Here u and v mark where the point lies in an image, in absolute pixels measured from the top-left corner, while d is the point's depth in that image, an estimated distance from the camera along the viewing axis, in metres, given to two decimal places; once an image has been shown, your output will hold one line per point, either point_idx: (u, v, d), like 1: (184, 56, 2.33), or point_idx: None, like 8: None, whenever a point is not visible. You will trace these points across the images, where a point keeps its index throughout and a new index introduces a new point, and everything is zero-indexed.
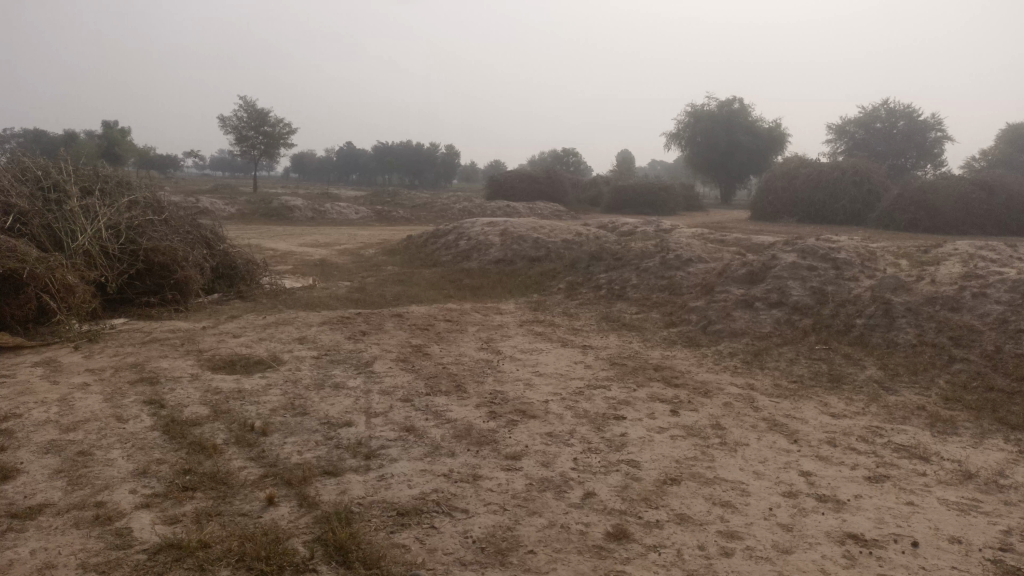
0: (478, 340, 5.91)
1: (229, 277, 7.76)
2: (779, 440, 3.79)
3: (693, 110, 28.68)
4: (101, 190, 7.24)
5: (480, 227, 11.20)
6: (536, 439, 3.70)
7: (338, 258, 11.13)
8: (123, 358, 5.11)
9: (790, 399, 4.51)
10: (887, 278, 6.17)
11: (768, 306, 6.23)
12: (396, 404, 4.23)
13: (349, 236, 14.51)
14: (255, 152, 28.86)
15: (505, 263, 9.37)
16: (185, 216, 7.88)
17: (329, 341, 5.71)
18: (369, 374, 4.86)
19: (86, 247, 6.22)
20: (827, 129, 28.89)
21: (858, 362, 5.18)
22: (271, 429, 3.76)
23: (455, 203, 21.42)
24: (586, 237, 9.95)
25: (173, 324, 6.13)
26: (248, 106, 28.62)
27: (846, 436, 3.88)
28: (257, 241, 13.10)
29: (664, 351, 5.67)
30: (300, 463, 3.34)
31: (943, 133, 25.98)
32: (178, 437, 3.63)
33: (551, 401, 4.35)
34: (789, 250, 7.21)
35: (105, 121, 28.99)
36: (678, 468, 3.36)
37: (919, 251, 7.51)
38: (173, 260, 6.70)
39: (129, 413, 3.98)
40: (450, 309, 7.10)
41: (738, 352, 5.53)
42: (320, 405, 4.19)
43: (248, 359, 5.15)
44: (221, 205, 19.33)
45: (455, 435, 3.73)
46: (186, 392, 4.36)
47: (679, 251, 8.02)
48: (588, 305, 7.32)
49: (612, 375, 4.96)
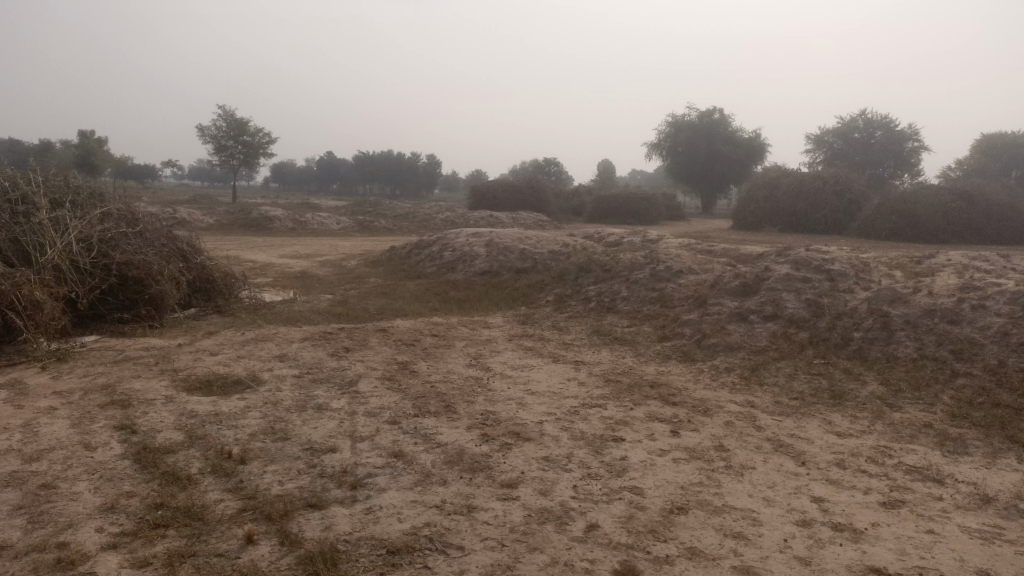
0: (466, 356, 5.71)
1: (207, 291, 7.50)
2: (786, 462, 3.61)
3: (674, 119, 28.73)
4: (72, 201, 6.96)
5: (464, 237, 11.01)
6: (532, 464, 3.50)
7: (319, 270, 10.88)
8: (93, 379, 4.84)
9: (793, 417, 4.35)
10: (884, 289, 6.04)
11: (763, 319, 6.08)
12: (382, 427, 4.01)
13: (331, 247, 14.26)
14: (234, 162, 28.49)
15: (491, 275, 9.19)
16: (160, 227, 7.61)
17: (311, 359, 5.47)
18: (354, 394, 4.63)
19: (55, 261, 5.94)
20: (806, 139, 29.01)
21: (859, 377, 5.03)
22: (250, 457, 3.53)
23: (437, 213, 21.23)
24: (573, 248, 9.79)
25: (148, 342, 5.86)
26: (228, 115, 28.25)
27: (854, 458, 3.72)
28: (235, 252, 12.82)
29: (659, 366, 5.49)
30: (282, 495, 3.12)
31: (920, 144, 26.18)
32: (150, 467, 3.39)
33: (546, 422, 4.15)
34: (781, 261, 7.07)
35: (81, 131, 28.49)
36: (683, 495, 3.18)
37: (912, 262, 7.40)
38: (148, 274, 6.44)
39: (98, 440, 3.73)
40: (436, 323, 6.89)
41: (735, 367, 5.37)
42: (302, 429, 3.96)
43: (226, 379, 4.90)
44: (199, 215, 19.02)
45: (447, 461, 3.52)
46: (159, 416, 4.11)
47: (669, 262, 7.87)
48: (577, 318, 7.13)
49: (607, 393, 4.77)
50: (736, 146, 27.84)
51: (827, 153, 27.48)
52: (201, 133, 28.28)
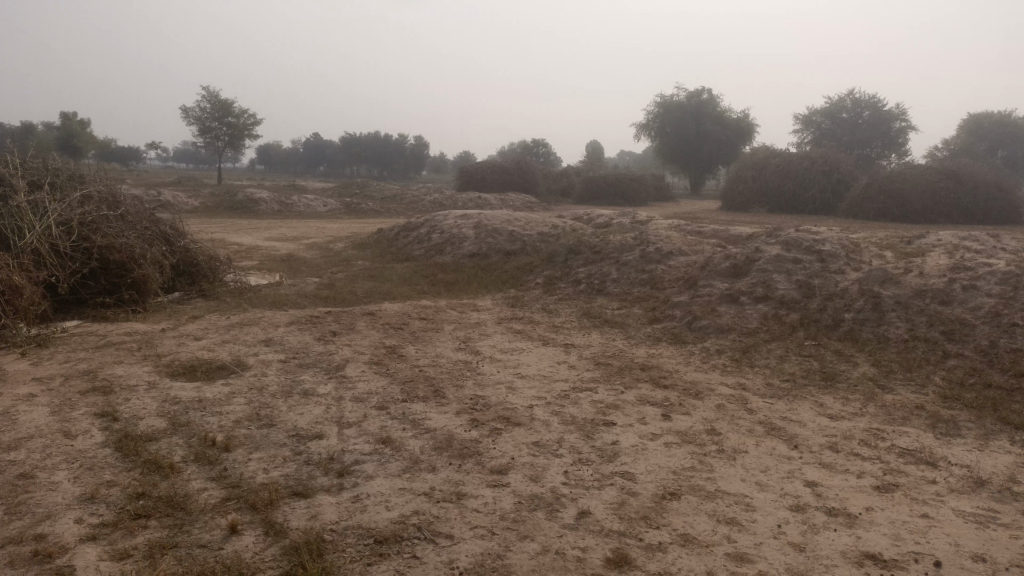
0: (454, 339, 5.64)
1: (191, 274, 7.39)
2: (779, 446, 3.58)
3: (663, 100, 28.57)
4: (51, 183, 6.81)
5: (452, 219, 10.91)
6: (522, 450, 3.44)
7: (306, 253, 10.76)
8: (74, 365, 4.74)
9: (785, 399, 4.32)
10: (875, 270, 6.00)
11: (754, 301, 6.04)
12: (369, 412, 3.95)
13: (318, 229, 14.11)
14: (219, 144, 28.17)
15: (480, 257, 9.10)
16: (142, 210, 7.48)
17: (297, 343, 5.39)
18: (341, 379, 4.56)
19: (35, 245, 5.81)
20: (794, 118, 28.96)
21: (850, 359, 5.01)
22: (234, 444, 3.46)
23: (425, 194, 21.09)
24: (562, 230, 9.71)
25: (131, 327, 5.76)
26: (212, 96, 27.88)
27: (847, 441, 3.69)
28: (220, 235, 12.68)
29: (649, 349, 5.45)
30: (267, 483, 3.06)
31: (908, 123, 26.14)
32: (131, 455, 3.32)
33: (536, 406, 4.10)
34: (772, 242, 7.02)
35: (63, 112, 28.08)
36: (676, 481, 3.13)
37: (902, 243, 7.37)
38: (130, 258, 6.33)
39: (78, 428, 3.64)
40: (424, 306, 6.82)
41: (726, 349, 5.33)
42: (287, 415, 3.89)
43: (211, 364, 4.82)
44: (184, 197, 18.81)
45: (436, 447, 3.46)
46: (141, 403, 4.03)
47: (659, 243, 7.81)
48: (567, 300, 7.08)
49: (598, 376, 4.72)
50: (725, 126, 27.74)
51: (815, 133, 27.47)
52: (186, 114, 27.93)
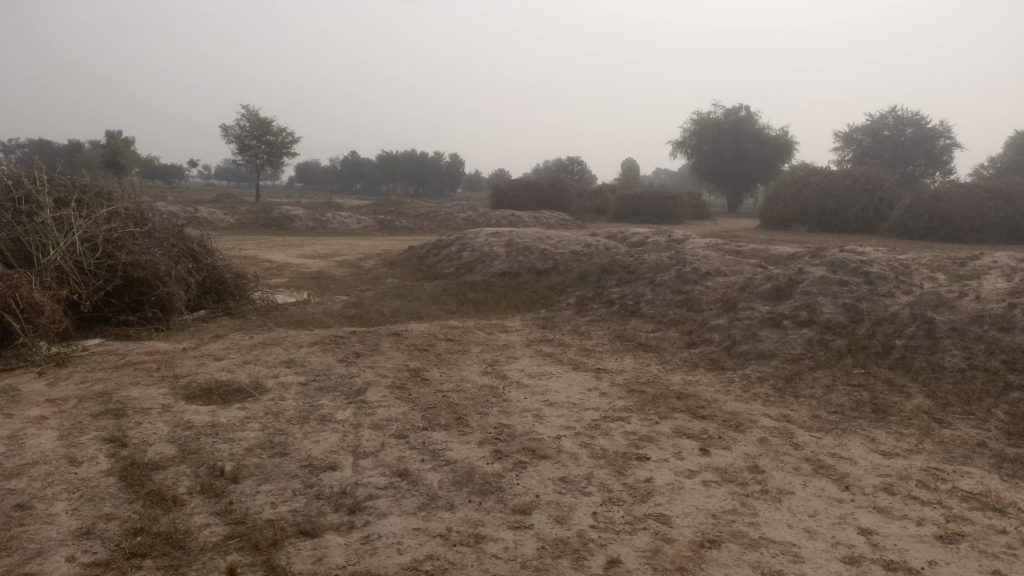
0: (481, 362, 5.42)
1: (218, 292, 7.31)
2: (828, 487, 3.28)
3: (699, 117, 28.23)
4: (78, 200, 6.77)
5: (483, 237, 10.73)
6: (548, 486, 3.20)
7: (336, 270, 10.67)
8: (90, 386, 4.62)
9: (833, 434, 4.01)
10: (927, 293, 5.65)
11: (797, 325, 5.73)
12: (388, 441, 3.73)
13: (349, 247, 14.03)
14: (259, 162, 28.49)
15: (511, 275, 8.90)
16: (170, 226, 7.42)
17: (319, 365, 5.22)
18: (361, 404, 4.36)
19: (58, 262, 5.75)
20: (834, 136, 28.42)
21: (902, 389, 4.67)
22: (242, 474, 3.27)
23: (458, 212, 21.00)
24: (596, 248, 9.47)
25: (152, 346, 5.65)
26: (252, 115, 28.26)
27: (904, 481, 3.38)
28: (253, 252, 12.68)
29: (686, 375, 5.17)
30: (273, 519, 2.86)
31: (952, 141, 25.43)
32: (135, 485, 3.15)
33: (564, 437, 3.85)
34: (816, 263, 6.70)
35: (109, 130, 28.67)
36: (716, 526, 2.86)
37: (954, 264, 6.99)
38: (154, 275, 6.25)
39: (84, 454, 3.49)
40: (452, 326, 6.62)
41: (768, 376, 5.03)
42: (302, 443, 3.70)
43: (228, 387, 4.66)
44: (221, 214, 18.96)
45: (455, 482, 3.23)
46: (153, 427, 3.87)
47: (696, 263, 7.52)
48: (599, 322, 6.82)
49: (631, 405, 4.46)
50: (763, 144, 27.26)
51: (856, 151, 26.89)
52: (226, 132, 28.31)
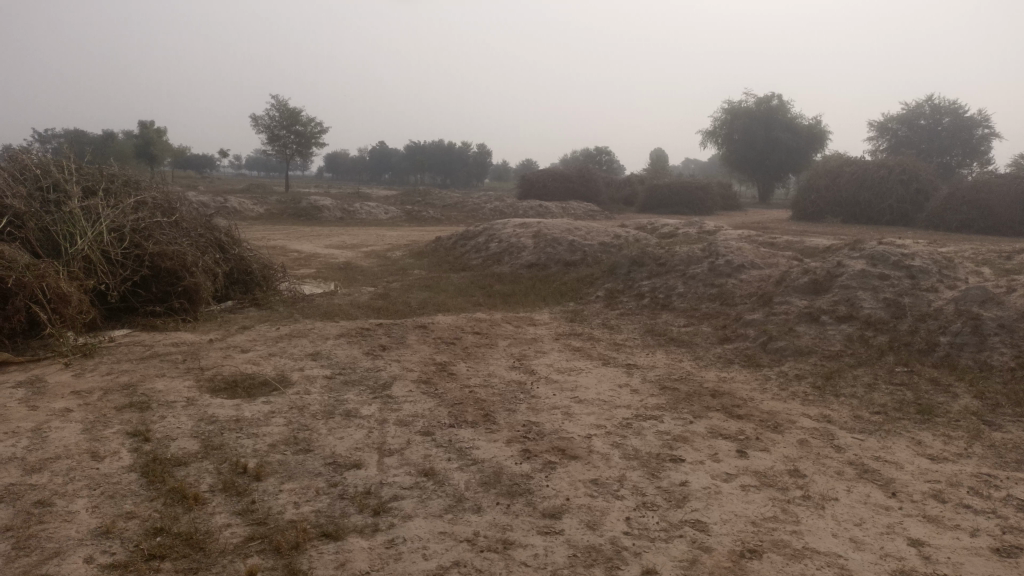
0: (509, 357, 5.31)
1: (245, 282, 7.27)
2: (874, 493, 3.12)
3: (730, 107, 27.84)
4: (106, 189, 6.76)
5: (511, 228, 10.60)
6: (579, 489, 3.08)
7: (363, 261, 10.61)
8: (115, 377, 4.58)
9: (876, 436, 3.84)
10: (973, 288, 5.42)
11: (836, 321, 5.54)
12: (413, 438, 3.64)
13: (377, 237, 13.98)
14: (288, 152, 28.59)
15: (538, 267, 8.77)
16: (197, 216, 7.40)
17: (345, 358, 5.14)
18: (386, 399, 4.27)
19: (85, 252, 5.74)
20: (868, 126, 27.86)
21: (948, 390, 4.47)
22: (266, 472, 3.20)
23: (486, 202, 20.88)
24: (625, 240, 9.31)
25: (178, 337, 5.61)
26: (281, 105, 28.35)
27: (955, 488, 3.20)
28: (281, 242, 12.67)
29: (720, 372, 5.01)
30: (296, 520, 2.78)
31: (991, 130, 24.79)
32: (157, 483, 3.08)
33: (595, 436, 3.73)
34: (855, 256, 6.48)
35: (142, 121, 28.98)
36: (756, 534, 2.73)
37: (1000, 258, 6.72)
38: (181, 265, 6.21)
39: (107, 448, 3.45)
40: (479, 319, 6.51)
41: (807, 374, 4.85)
42: (327, 440, 3.61)
43: (253, 379, 4.60)
44: (250, 204, 19.01)
45: (483, 483, 3.13)
46: (177, 421, 3.82)
47: (729, 255, 7.33)
48: (629, 316, 6.66)
49: (663, 403, 4.31)
50: (796, 134, 26.79)
51: (891, 141, 26.34)
52: (256, 122, 28.45)
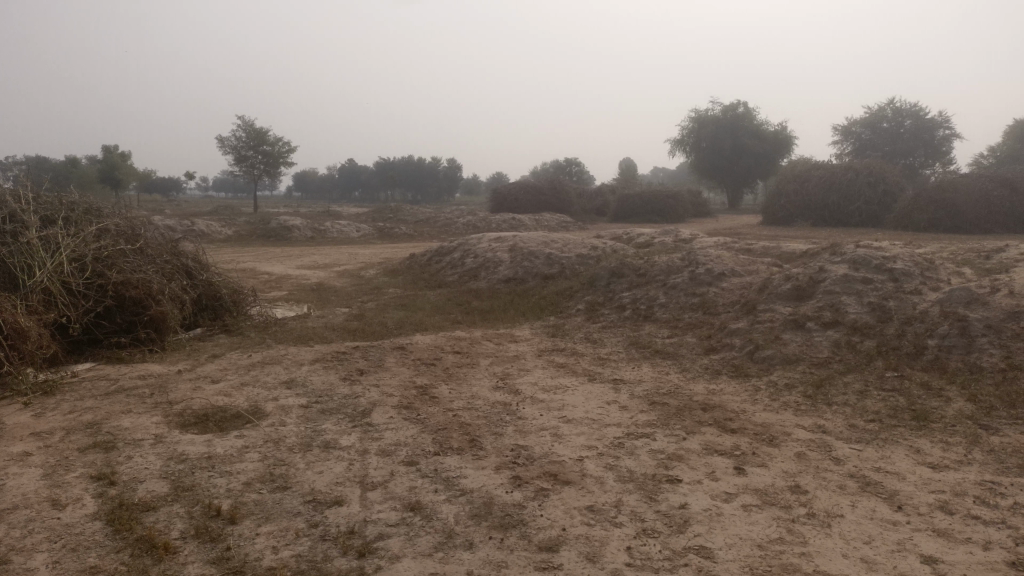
0: (492, 376, 5.15)
1: (214, 308, 7.03)
2: (879, 508, 3.01)
3: (696, 115, 28.02)
4: (65, 217, 6.50)
5: (486, 242, 10.46)
6: (574, 517, 2.93)
7: (336, 281, 10.39)
8: (78, 416, 4.34)
9: (874, 445, 3.74)
10: (957, 290, 5.37)
11: (822, 327, 5.46)
12: (397, 469, 3.46)
13: (349, 256, 13.75)
14: (256, 172, 28.22)
15: (516, 282, 8.64)
16: (163, 242, 7.15)
17: (321, 385, 4.94)
18: (367, 427, 4.09)
19: (45, 284, 5.49)
20: (832, 130, 28.19)
21: (941, 394, 4.38)
22: (241, 514, 3.00)
23: (458, 217, 20.73)
24: (602, 251, 9.21)
25: (145, 369, 5.38)
26: (247, 126, 28.00)
27: (961, 498, 3.10)
28: (252, 264, 12.40)
29: (709, 384, 4.90)
30: (275, 567, 2.59)
31: (951, 131, 25.19)
32: (124, 531, 2.88)
33: (587, 458, 3.58)
34: (837, 260, 6.42)
35: (105, 146, 28.45)
36: (764, 559, 2.59)
37: (978, 258, 6.71)
38: (147, 294, 5.97)
39: (69, 495, 3.23)
40: (459, 337, 6.34)
41: (797, 383, 4.75)
42: (305, 475, 3.43)
43: (226, 412, 4.39)
44: (218, 226, 18.65)
45: (473, 515, 2.96)
46: (145, 462, 3.60)
47: (709, 263, 7.24)
48: (612, 329, 6.53)
49: (654, 419, 4.18)
50: (763, 140, 27.03)
51: (856, 144, 26.67)
52: (222, 143, 28.07)
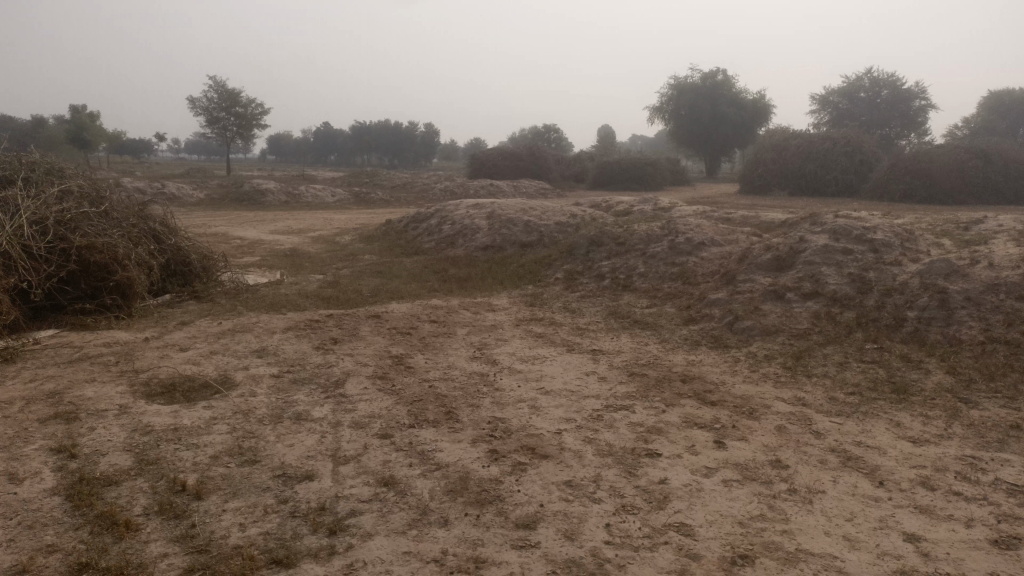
0: (468, 346, 5.05)
1: (183, 274, 6.85)
2: (861, 484, 2.97)
3: (676, 82, 27.79)
4: (25, 178, 6.25)
5: (464, 209, 10.30)
6: (552, 493, 2.85)
7: (310, 247, 10.18)
8: (39, 385, 4.19)
9: (855, 419, 3.70)
10: (937, 261, 5.33)
11: (802, 298, 5.42)
12: (371, 442, 3.37)
13: (323, 221, 13.51)
14: (229, 134, 27.60)
15: (494, 249, 8.51)
16: (129, 205, 6.92)
17: (293, 353, 4.82)
18: (340, 399, 3.98)
19: (4, 247, 5.27)
20: (810, 100, 28.16)
21: (920, 366, 4.36)
22: (208, 490, 2.89)
23: (436, 182, 20.47)
24: (581, 218, 9.10)
25: (111, 336, 5.21)
26: (219, 86, 27.33)
27: (943, 473, 3.07)
28: (224, 229, 12.14)
29: (688, 355, 4.84)
30: (243, 545, 2.49)
31: (927, 102, 25.22)
32: (83, 507, 2.76)
33: (565, 431, 3.50)
34: (817, 230, 6.37)
35: (72, 107, 27.66)
36: (745, 537, 2.54)
37: (958, 229, 6.69)
38: (112, 258, 5.78)
39: (26, 469, 3.09)
40: (435, 306, 6.23)
41: (777, 355, 4.71)
42: (275, 448, 3.32)
43: (194, 382, 4.25)
44: (189, 189, 18.24)
45: (449, 490, 2.88)
46: (109, 433, 3.47)
47: (689, 232, 7.16)
48: (591, 299, 6.46)
49: (633, 391, 4.11)
50: (741, 108, 26.90)
51: (833, 113, 26.67)
52: (193, 104, 27.42)
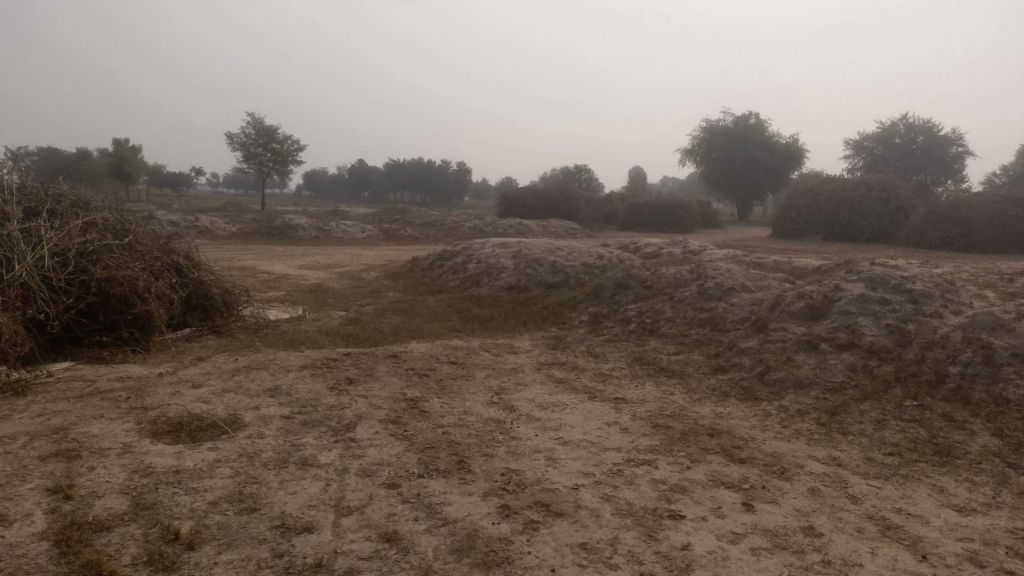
0: (487, 390, 4.88)
1: (204, 307, 6.79)
2: (901, 556, 2.73)
3: (708, 125, 27.74)
4: (51, 210, 6.26)
5: (491, 247, 10.20)
6: (566, 557, 2.66)
7: (336, 282, 10.13)
8: (46, 420, 4.10)
9: (893, 482, 3.46)
10: (980, 313, 5.08)
11: (837, 349, 5.18)
12: (377, 493, 3.20)
13: (352, 257, 13.51)
14: (264, 168, 28.05)
15: (519, 289, 8.38)
16: (153, 238, 6.90)
17: (306, 393, 4.68)
18: (350, 443, 3.83)
19: (24, 279, 5.24)
20: (845, 144, 27.90)
21: (964, 426, 4.10)
22: (202, 539, 2.74)
23: (465, 220, 20.50)
24: (609, 260, 8.94)
25: (125, 370, 5.13)
26: (257, 123, 27.85)
27: (991, 548, 2.81)
28: (253, 263, 12.19)
29: (716, 407, 4.61)
30: None
31: (965, 148, 24.77)
32: (71, 554, 2.63)
33: (583, 486, 3.31)
34: (853, 278, 6.13)
35: (115, 140, 28.36)
36: None
37: (1001, 281, 6.41)
38: (132, 291, 5.73)
39: (18, 510, 2.97)
40: (456, 347, 6.08)
41: (811, 410, 4.47)
42: (277, 494, 3.17)
43: (202, 421, 4.13)
44: (222, 223, 18.43)
45: (454, 549, 2.70)
46: (109, 474, 3.35)
47: (719, 277, 6.97)
48: (615, 343, 6.27)
49: (657, 444, 3.90)
50: (773, 152, 26.72)
51: (867, 159, 26.36)
52: (231, 140, 27.99)
